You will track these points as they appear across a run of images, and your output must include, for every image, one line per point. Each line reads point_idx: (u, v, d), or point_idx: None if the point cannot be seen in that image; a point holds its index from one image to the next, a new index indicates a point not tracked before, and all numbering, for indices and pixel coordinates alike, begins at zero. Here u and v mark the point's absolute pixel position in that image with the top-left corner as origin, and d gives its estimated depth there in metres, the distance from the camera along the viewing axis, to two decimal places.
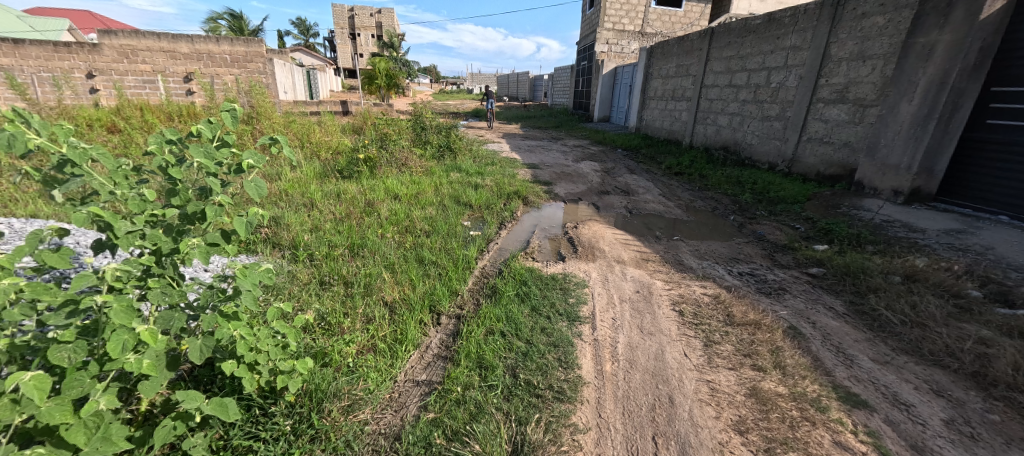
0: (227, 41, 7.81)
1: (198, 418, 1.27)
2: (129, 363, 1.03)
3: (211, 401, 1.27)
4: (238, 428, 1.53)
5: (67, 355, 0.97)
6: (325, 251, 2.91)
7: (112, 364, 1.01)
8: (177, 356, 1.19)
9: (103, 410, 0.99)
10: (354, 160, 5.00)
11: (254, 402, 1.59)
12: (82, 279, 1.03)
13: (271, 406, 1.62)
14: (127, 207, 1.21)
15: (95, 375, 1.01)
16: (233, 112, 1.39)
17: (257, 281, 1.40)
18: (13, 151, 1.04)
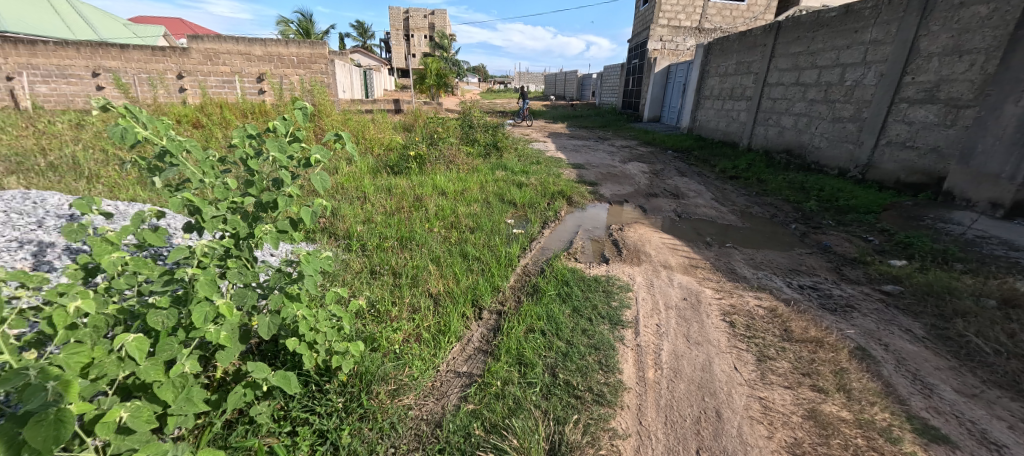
0: (295, 44, 8.37)
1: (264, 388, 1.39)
2: (210, 333, 1.14)
3: (276, 373, 1.38)
4: (297, 401, 1.65)
5: (161, 322, 1.10)
6: (376, 243, 3.07)
7: (195, 333, 1.13)
8: (248, 331, 1.31)
9: (188, 373, 1.11)
10: (405, 156, 5.20)
11: (311, 378, 1.71)
12: (175, 256, 1.17)
13: (326, 384, 1.74)
14: (213, 195, 1.35)
15: (183, 341, 1.13)
16: (303, 109, 1.50)
17: (318, 267, 1.50)
18: (126, 142, 1.20)
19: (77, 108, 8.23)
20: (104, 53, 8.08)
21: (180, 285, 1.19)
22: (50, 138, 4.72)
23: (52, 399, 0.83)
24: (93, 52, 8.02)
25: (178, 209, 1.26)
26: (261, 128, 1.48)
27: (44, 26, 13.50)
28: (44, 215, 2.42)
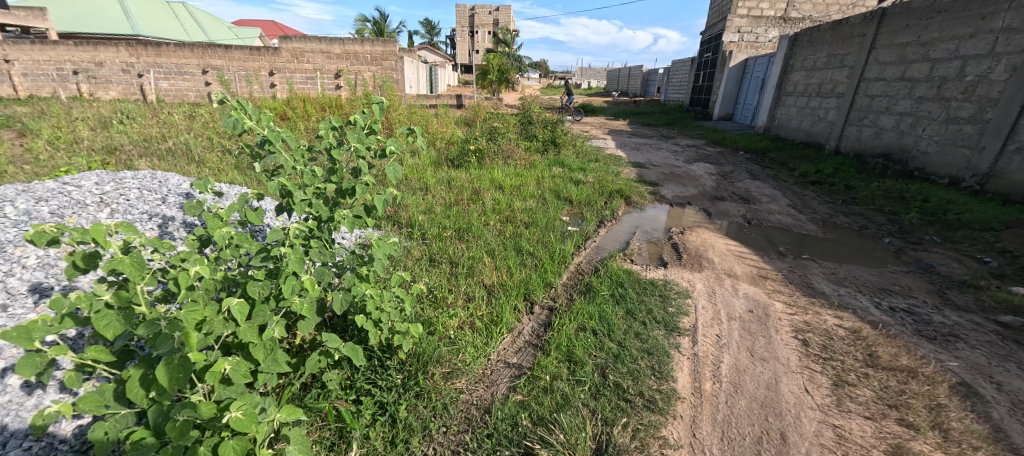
0: (369, 42, 8.88)
1: (336, 358, 1.52)
2: (295, 303, 1.28)
3: (346, 345, 1.51)
4: (361, 373, 1.79)
5: (257, 290, 1.25)
6: (436, 233, 3.21)
7: (284, 302, 1.28)
8: (325, 305, 1.44)
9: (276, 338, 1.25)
10: (465, 150, 5.36)
11: (374, 354, 1.85)
12: (271, 234, 1.33)
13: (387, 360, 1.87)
14: (302, 181, 1.50)
15: (273, 309, 1.28)
16: (381, 105, 1.63)
17: (386, 251, 1.62)
18: (236, 132, 1.38)
19: (188, 101, 9.36)
20: (210, 52, 9.09)
21: (273, 260, 1.34)
22: (168, 127, 5.44)
23: (176, 347, 1.00)
24: (202, 52, 9.06)
25: (274, 193, 1.42)
26: (344, 121, 1.62)
27: (165, 29, 15.47)
28: (166, 193, 2.81)
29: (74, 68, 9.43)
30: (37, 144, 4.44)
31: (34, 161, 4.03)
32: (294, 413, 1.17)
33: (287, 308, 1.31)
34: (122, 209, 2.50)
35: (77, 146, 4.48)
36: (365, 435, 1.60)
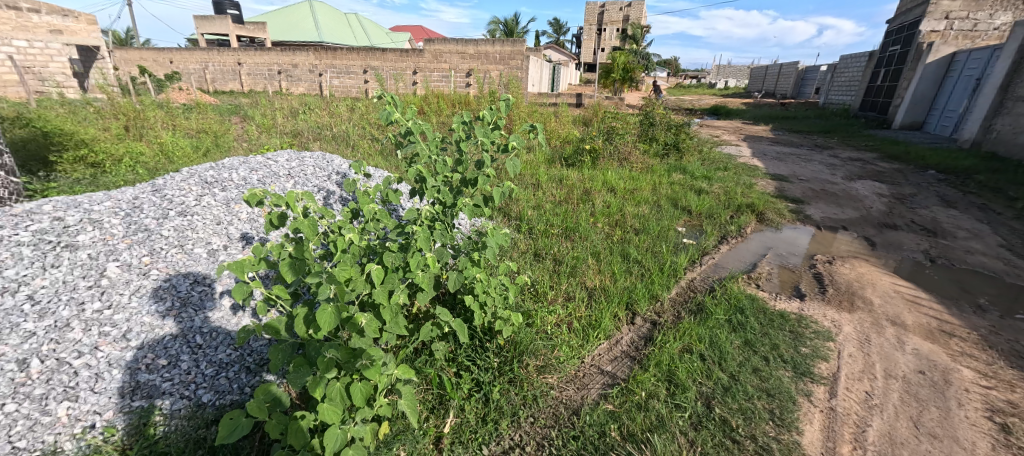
0: (499, 42, 9.34)
1: (446, 331, 1.65)
2: (419, 276, 1.42)
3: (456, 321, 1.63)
4: (463, 349, 1.92)
5: (390, 261, 1.42)
6: (545, 229, 3.25)
7: (410, 274, 1.42)
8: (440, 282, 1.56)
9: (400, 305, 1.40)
10: (580, 149, 5.31)
11: (478, 334, 1.96)
12: (406, 214, 1.50)
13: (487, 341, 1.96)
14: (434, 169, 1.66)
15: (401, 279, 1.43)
16: (508, 101, 1.70)
17: (498, 241, 1.70)
18: (387, 123, 1.59)
19: (349, 95, 11.01)
20: (370, 54, 10.53)
21: (406, 236, 1.51)
22: (332, 117, 6.47)
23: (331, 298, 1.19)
24: (364, 54, 10.54)
25: (412, 179, 1.60)
26: (474, 116, 1.73)
27: (337, 36, 18.40)
28: (330, 171, 3.36)
29: (276, 68, 11.81)
30: (248, 128, 5.69)
31: (245, 141, 5.18)
32: (408, 372, 1.31)
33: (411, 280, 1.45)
34: (301, 181, 3.07)
35: (272, 130, 5.61)
36: (461, 407, 1.72)
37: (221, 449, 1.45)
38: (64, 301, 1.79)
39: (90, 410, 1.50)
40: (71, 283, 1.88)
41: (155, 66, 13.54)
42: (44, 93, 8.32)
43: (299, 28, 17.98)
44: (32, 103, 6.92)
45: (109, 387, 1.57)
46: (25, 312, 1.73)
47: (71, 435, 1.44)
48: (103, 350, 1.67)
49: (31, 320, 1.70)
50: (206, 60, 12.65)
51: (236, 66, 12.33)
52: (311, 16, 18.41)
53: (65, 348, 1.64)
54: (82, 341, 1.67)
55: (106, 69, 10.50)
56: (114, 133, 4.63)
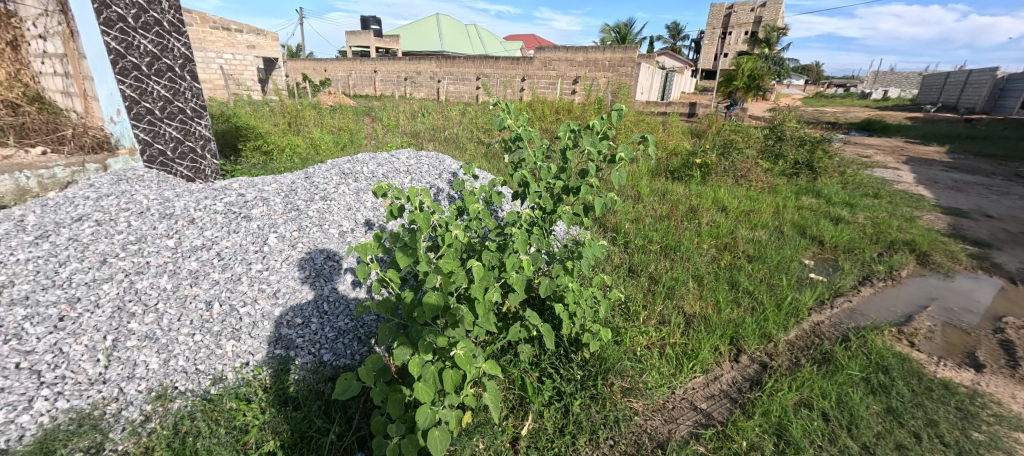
0: (610, 49, 9.20)
1: (533, 335, 1.68)
2: (513, 278, 1.47)
3: (544, 326, 1.65)
4: (546, 356, 1.94)
5: (488, 259, 1.49)
6: (642, 245, 3.12)
7: (505, 274, 1.49)
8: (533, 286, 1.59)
9: (492, 303, 1.46)
10: (689, 163, 4.99)
11: (564, 344, 1.97)
12: (508, 216, 1.58)
13: (572, 353, 1.96)
14: (539, 175, 1.71)
15: (496, 278, 1.50)
16: (620, 111, 1.69)
17: (595, 253, 1.69)
18: (498, 128, 1.70)
19: (462, 101, 11.80)
20: (484, 62, 11.14)
21: (505, 237, 1.58)
22: (446, 120, 7.00)
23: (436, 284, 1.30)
24: (478, 63, 11.20)
25: (516, 182, 1.67)
26: (583, 125, 1.75)
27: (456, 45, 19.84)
28: (442, 170, 3.66)
29: (404, 76, 13.15)
30: (376, 127, 6.43)
31: (373, 138, 5.87)
32: (495, 368, 1.37)
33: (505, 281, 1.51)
34: (416, 178, 3.39)
35: (395, 130, 6.27)
36: (540, 412, 1.74)
37: (334, 404, 1.68)
38: (239, 260, 2.24)
39: (247, 350, 1.85)
40: (245, 246, 2.34)
41: (311, 73, 16.03)
42: (234, 94, 10.40)
43: (426, 38, 19.77)
44: (226, 102, 8.68)
45: (261, 334, 1.92)
46: (214, 264, 2.19)
47: (232, 367, 1.78)
48: (260, 303, 2.04)
49: (217, 271, 2.16)
50: (350, 69, 14.61)
51: (372, 74, 14.02)
52: (437, 28, 20.13)
53: (235, 296, 2.05)
54: (247, 293, 2.07)
55: (277, 75, 12.72)
56: (278, 129, 5.60)
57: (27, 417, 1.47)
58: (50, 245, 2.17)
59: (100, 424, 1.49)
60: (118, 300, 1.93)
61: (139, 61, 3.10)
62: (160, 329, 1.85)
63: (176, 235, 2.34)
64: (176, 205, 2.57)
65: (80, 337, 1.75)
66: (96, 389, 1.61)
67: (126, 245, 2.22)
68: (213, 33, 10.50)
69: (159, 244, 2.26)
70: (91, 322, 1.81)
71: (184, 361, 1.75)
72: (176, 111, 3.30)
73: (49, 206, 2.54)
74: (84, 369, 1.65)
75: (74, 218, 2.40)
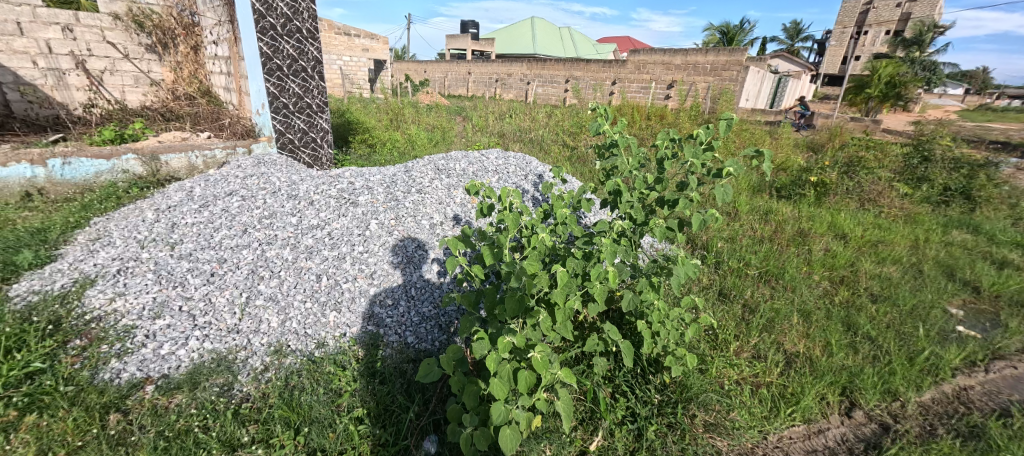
0: (714, 51, 8.53)
1: (611, 349, 1.62)
2: (597, 288, 1.44)
3: (624, 341, 1.59)
4: (622, 373, 1.87)
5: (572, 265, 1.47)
6: (736, 268, 2.85)
7: (588, 283, 1.46)
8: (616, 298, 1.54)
9: (572, 311, 1.45)
10: (800, 180, 4.45)
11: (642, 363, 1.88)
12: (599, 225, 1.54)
13: (651, 374, 1.86)
14: (633, 184, 1.65)
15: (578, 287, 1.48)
16: (729, 121, 1.57)
17: (689, 272, 1.58)
18: (592, 134, 1.69)
19: (549, 103, 11.84)
20: (575, 65, 11.06)
21: (593, 245, 1.54)
22: (532, 122, 7.07)
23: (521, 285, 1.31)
24: (568, 65, 11.13)
25: (607, 190, 1.63)
26: (685, 134, 1.66)
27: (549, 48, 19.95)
28: (528, 171, 3.71)
29: (496, 77, 13.55)
30: (466, 126, 6.71)
31: (462, 136, 6.14)
32: (571, 377, 1.35)
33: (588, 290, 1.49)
34: (504, 177, 3.49)
35: (483, 130, 6.49)
36: (611, 431, 1.68)
37: (415, 384, 1.80)
38: (345, 241, 2.49)
39: (345, 322, 2.05)
40: (351, 228, 2.60)
41: (413, 74, 17.26)
42: (346, 91, 11.58)
43: (519, 41, 20.18)
44: (339, 99, 9.68)
45: (357, 310, 2.11)
46: (326, 242, 2.47)
47: (333, 335, 1.99)
48: (360, 282, 2.25)
49: (328, 249, 2.43)
50: (447, 70, 15.46)
51: (466, 75, 14.68)
52: (531, 30, 20.43)
53: (340, 273, 2.28)
54: (350, 271, 2.30)
55: (383, 75, 13.90)
56: (381, 124, 6.12)
57: (183, 352, 1.80)
58: (208, 214, 2.63)
59: (232, 366, 1.77)
60: (252, 264, 2.27)
61: (283, 63, 3.59)
62: (281, 294, 2.13)
63: (299, 214, 2.68)
64: (300, 188, 2.94)
65: (224, 292, 2.09)
66: (232, 337, 1.91)
67: (261, 219, 2.60)
68: (335, 37, 11.81)
69: (286, 221, 2.61)
70: (233, 280, 2.16)
71: (296, 324, 2.00)
72: (306, 105, 3.77)
73: (209, 181, 3.06)
74: (225, 319, 1.97)
75: (226, 193, 2.87)
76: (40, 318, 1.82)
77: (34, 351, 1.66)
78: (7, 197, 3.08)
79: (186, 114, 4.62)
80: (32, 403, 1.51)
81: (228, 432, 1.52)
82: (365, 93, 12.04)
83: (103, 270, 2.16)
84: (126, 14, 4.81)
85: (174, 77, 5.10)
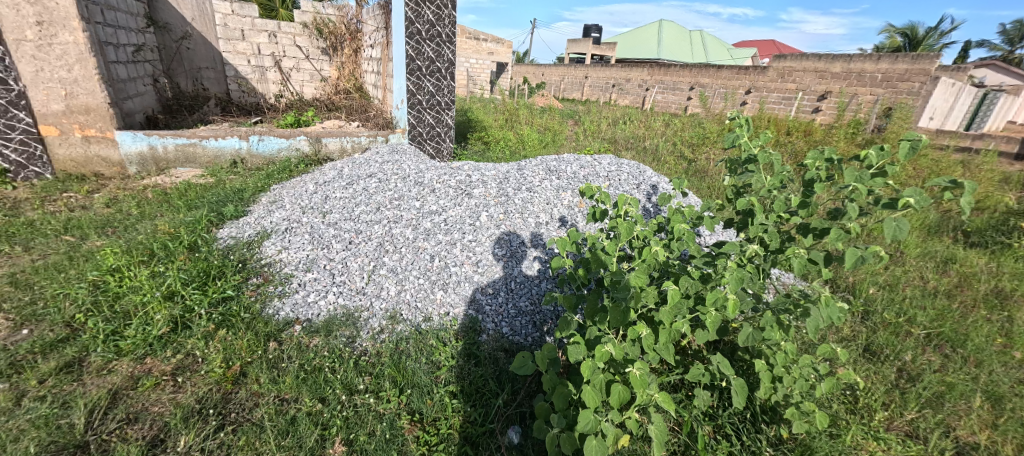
0: (889, 59, 7.19)
1: (717, 383, 1.49)
2: (711, 315, 1.32)
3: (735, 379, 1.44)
4: (726, 413, 1.70)
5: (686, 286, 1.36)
6: (893, 322, 2.35)
7: (701, 308, 1.35)
8: (731, 329, 1.40)
9: (677, 334, 1.36)
10: (1002, 225, 3.50)
11: (755, 409, 1.68)
12: (729, 247, 1.39)
13: (763, 423, 1.66)
14: (770, 205, 1.46)
15: (687, 309, 1.38)
16: (915, 143, 1.27)
17: (834, 317, 1.32)
18: (727, 146, 1.55)
19: (669, 111, 11.21)
20: (704, 71, 10.29)
21: (711, 267, 1.42)
22: (650, 130, 6.76)
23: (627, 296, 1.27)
24: (696, 71, 10.40)
25: (737, 209, 1.47)
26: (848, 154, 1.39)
27: (677, 53, 18.88)
28: (641, 180, 3.58)
29: (613, 82, 13.29)
30: (579, 130, 6.69)
31: (573, 140, 6.12)
32: (669, 404, 1.27)
33: (699, 315, 1.38)
34: (615, 185, 3.42)
35: (595, 135, 6.40)
36: None
37: (506, 374, 1.87)
38: (457, 228, 2.70)
39: (449, 303, 2.22)
40: (464, 217, 2.79)
41: (530, 77, 17.77)
42: (469, 92, 12.45)
43: (645, 46, 19.46)
44: (462, 98, 10.44)
45: (461, 293, 2.27)
46: (441, 227, 2.70)
47: (438, 312, 2.18)
48: (466, 268, 2.41)
49: (442, 233, 2.65)
50: (564, 74, 15.59)
51: (584, 79, 14.64)
52: (657, 35, 19.63)
53: (450, 256, 2.48)
54: (459, 256, 2.48)
55: (503, 78, 14.61)
56: (497, 124, 6.43)
57: (324, 302, 2.15)
58: (352, 191, 3.07)
59: (357, 322, 2.06)
60: (380, 238, 2.59)
61: (422, 64, 4.00)
62: (400, 267, 2.40)
63: (422, 199, 2.97)
64: (425, 176, 3.26)
65: (358, 258, 2.42)
66: (359, 297, 2.21)
67: (392, 200, 2.94)
68: (466, 41, 12.88)
69: (411, 204, 2.91)
70: (365, 249, 2.49)
71: (410, 296, 2.23)
72: (436, 102, 4.15)
73: (354, 164, 3.55)
74: (355, 281, 2.29)
75: (367, 174, 3.31)
76: (234, 258, 2.33)
77: (229, 282, 2.14)
78: (221, 163, 3.95)
79: (344, 106, 5.43)
80: (223, 321, 1.96)
81: (348, 377, 1.76)
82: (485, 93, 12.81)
83: (276, 227, 2.66)
84: (312, 23, 5.81)
85: (338, 75, 5.87)
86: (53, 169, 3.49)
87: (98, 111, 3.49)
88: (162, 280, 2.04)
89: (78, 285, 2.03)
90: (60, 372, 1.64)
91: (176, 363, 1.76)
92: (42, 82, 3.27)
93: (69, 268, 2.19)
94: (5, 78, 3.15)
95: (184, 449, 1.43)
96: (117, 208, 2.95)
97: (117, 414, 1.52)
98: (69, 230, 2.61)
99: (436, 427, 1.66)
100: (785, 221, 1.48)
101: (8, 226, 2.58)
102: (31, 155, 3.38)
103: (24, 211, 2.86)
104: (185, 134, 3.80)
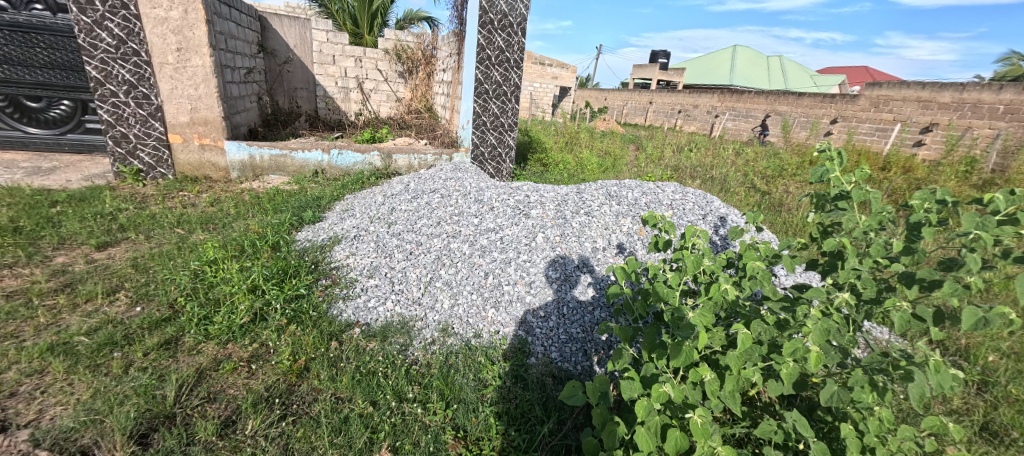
0: (1014, 88, 6.25)
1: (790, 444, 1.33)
2: (788, 365, 1.19)
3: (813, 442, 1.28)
4: None
5: (760, 331, 1.24)
6: (1020, 399, 1.96)
7: (776, 358, 1.23)
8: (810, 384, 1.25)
9: (744, 382, 1.25)
10: None
11: None
12: (814, 292, 1.26)
13: None
14: (865, 249, 1.30)
15: (759, 358, 1.25)
16: None
17: (944, 385, 1.13)
18: (815, 180, 1.42)
19: (740, 139, 10.63)
20: (782, 98, 9.69)
21: (789, 312, 1.28)
22: (720, 158, 6.43)
23: (691, 335, 1.18)
24: (774, 99, 9.82)
25: (825, 249, 1.33)
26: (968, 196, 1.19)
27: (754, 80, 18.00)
28: (707, 212, 3.38)
29: (680, 108, 12.92)
30: (641, 156, 6.53)
31: (634, 166, 5.97)
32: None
33: (773, 365, 1.25)
34: (678, 214, 3.28)
35: (658, 162, 6.20)
36: None
37: (553, 403, 1.81)
38: (513, 247, 2.71)
39: (500, 321, 2.22)
40: (521, 237, 2.80)
41: (593, 101, 17.82)
42: (531, 114, 12.74)
43: (718, 71, 18.78)
44: (525, 120, 10.67)
45: (511, 313, 2.26)
46: (497, 246, 2.73)
47: (488, 329, 2.18)
48: (518, 287, 2.40)
49: (497, 252, 2.67)
50: (628, 99, 15.46)
51: (648, 105, 14.41)
52: (730, 60, 18.93)
53: (504, 275, 2.49)
54: (512, 276, 2.48)
55: (566, 101, 14.80)
56: (557, 147, 6.47)
57: (382, 308, 2.24)
58: (417, 204, 3.20)
59: (411, 331, 2.13)
60: (439, 251, 2.67)
61: (489, 87, 4.14)
62: (455, 281, 2.45)
63: (480, 217, 3.03)
64: (485, 194, 3.33)
65: (416, 269, 2.51)
66: (415, 307, 2.28)
67: (452, 215, 3.04)
68: (531, 66, 13.31)
69: (470, 220, 2.98)
70: (424, 260, 2.58)
71: (463, 312, 2.26)
72: (500, 123, 4.26)
73: (419, 179, 3.73)
74: (412, 291, 2.37)
75: (431, 189, 3.47)
76: (308, 259, 2.53)
77: (303, 281, 2.32)
78: (306, 172, 4.33)
79: (415, 125, 5.75)
80: (295, 317, 2.11)
81: (399, 385, 1.81)
82: (546, 116, 13.05)
83: (346, 234, 2.85)
84: (392, 49, 6.24)
85: (411, 96, 6.25)
86: (174, 171, 4.01)
87: (213, 123, 3.99)
88: (248, 274, 2.25)
89: (182, 272, 2.29)
90: (160, 348, 1.85)
91: (252, 351, 1.91)
92: (175, 98, 3.81)
93: (177, 257, 2.50)
94: (148, 94, 3.72)
95: (250, 433, 1.53)
96: (219, 207, 3.33)
97: (200, 392, 1.67)
98: (181, 223, 2.98)
99: (479, 446, 1.64)
100: (882, 268, 1.31)
101: (136, 217, 3.01)
102: (159, 159, 3.92)
103: (148, 205, 3.33)
104: (279, 145, 4.22)
